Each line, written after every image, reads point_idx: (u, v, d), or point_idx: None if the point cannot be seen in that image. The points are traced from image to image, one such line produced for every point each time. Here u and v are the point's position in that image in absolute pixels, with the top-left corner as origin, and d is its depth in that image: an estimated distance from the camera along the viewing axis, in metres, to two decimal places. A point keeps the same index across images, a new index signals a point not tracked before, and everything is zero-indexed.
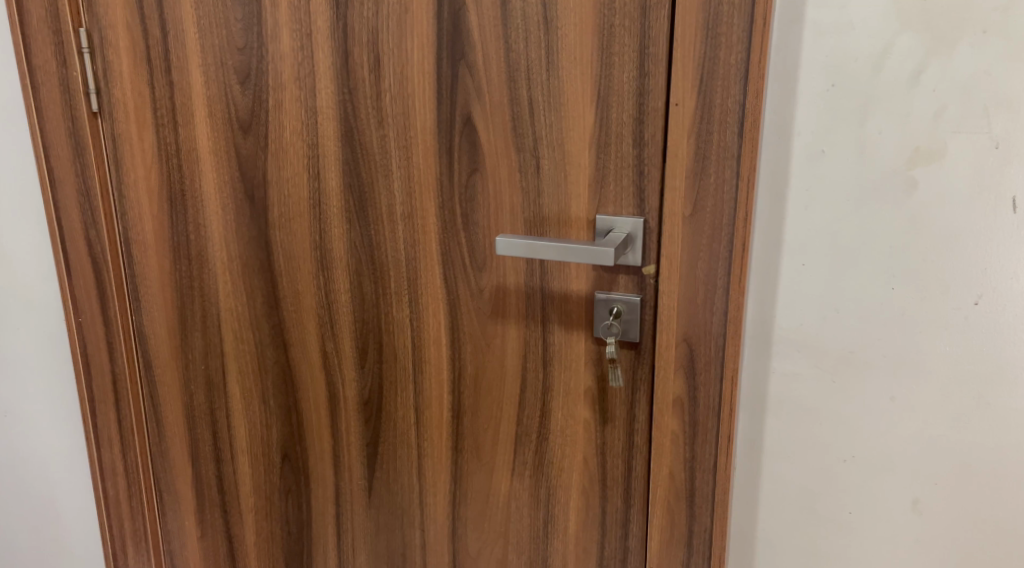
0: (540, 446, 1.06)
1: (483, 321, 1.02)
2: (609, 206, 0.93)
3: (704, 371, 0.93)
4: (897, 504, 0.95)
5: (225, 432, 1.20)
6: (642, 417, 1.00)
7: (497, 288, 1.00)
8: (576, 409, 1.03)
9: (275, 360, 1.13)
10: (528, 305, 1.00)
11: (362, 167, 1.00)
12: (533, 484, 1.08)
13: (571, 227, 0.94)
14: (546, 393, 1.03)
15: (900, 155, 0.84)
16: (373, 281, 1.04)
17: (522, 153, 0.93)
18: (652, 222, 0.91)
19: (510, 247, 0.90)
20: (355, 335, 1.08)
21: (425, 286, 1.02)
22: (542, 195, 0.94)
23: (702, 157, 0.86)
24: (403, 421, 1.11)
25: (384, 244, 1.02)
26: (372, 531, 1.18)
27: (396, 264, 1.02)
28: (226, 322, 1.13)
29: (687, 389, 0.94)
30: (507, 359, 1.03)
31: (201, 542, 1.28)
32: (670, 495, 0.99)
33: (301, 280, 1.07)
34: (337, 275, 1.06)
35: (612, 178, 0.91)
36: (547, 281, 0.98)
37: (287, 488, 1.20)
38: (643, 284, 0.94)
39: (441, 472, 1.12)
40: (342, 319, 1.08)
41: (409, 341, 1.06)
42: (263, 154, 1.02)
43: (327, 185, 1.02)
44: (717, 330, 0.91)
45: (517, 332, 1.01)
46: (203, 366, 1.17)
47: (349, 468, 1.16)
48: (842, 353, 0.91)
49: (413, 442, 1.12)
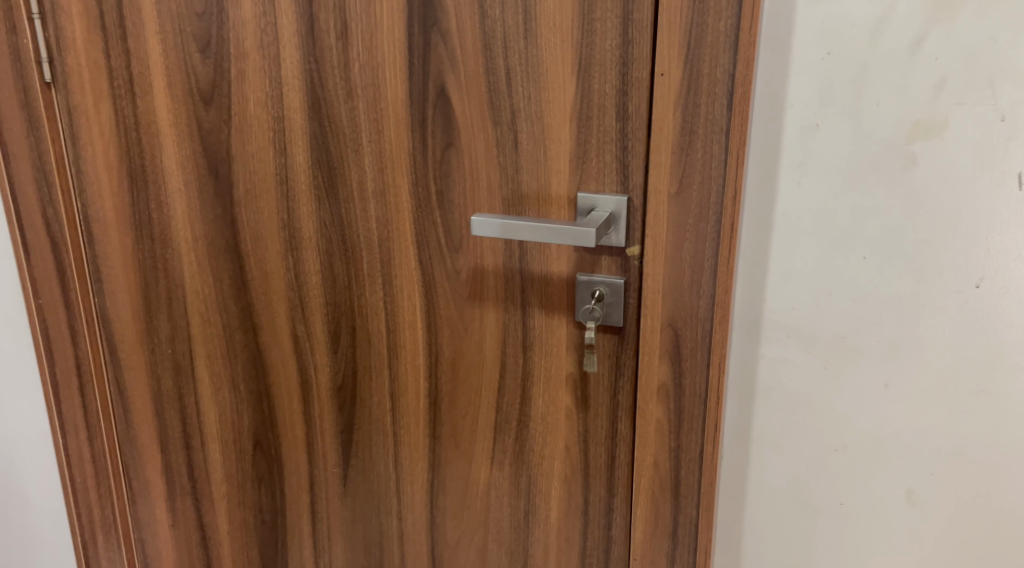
0: (521, 432, 1.03)
1: (460, 304, 0.98)
2: (591, 182, 0.87)
3: (690, 358, 0.89)
4: (890, 496, 0.91)
5: (195, 418, 1.16)
6: (626, 404, 0.97)
7: (474, 270, 0.95)
8: (557, 396, 1.00)
9: (244, 345, 1.08)
10: (506, 288, 0.95)
11: (330, 142, 0.93)
12: (513, 472, 1.06)
13: (551, 206, 0.89)
14: (526, 379, 1.00)
15: (898, 129, 0.79)
16: (345, 263, 0.99)
17: (499, 127, 0.87)
18: (636, 200, 0.86)
19: (487, 227, 0.86)
20: (328, 319, 1.03)
21: (399, 268, 0.98)
22: (521, 171, 0.89)
23: (690, 132, 0.81)
24: (379, 409, 1.08)
25: (356, 223, 0.96)
26: (347, 520, 1.18)
27: (368, 244, 0.97)
28: (192, 305, 1.08)
29: (672, 376, 0.91)
30: (485, 344, 0.99)
31: (173, 530, 1.27)
32: (654, 483, 0.97)
33: (269, 261, 1.02)
34: (306, 255, 1.00)
35: (594, 155, 0.86)
36: (526, 263, 0.94)
37: (259, 477, 1.18)
38: (627, 266, 0.90)
39: (419, 461, 1.10)
40: (313, 303, 1.03)
41: (383, 324, 1.02)
42: (226, 127, 0.96)
43: (294, 161, 0.95)
44: (704, 315, 0.86)
45: (495, 315, 0.97)
46: (170, 352, 1.12)
47: (323, 455, 1.14)
48: (834, 338, 0.87)
49: (389, 430, 1.09)
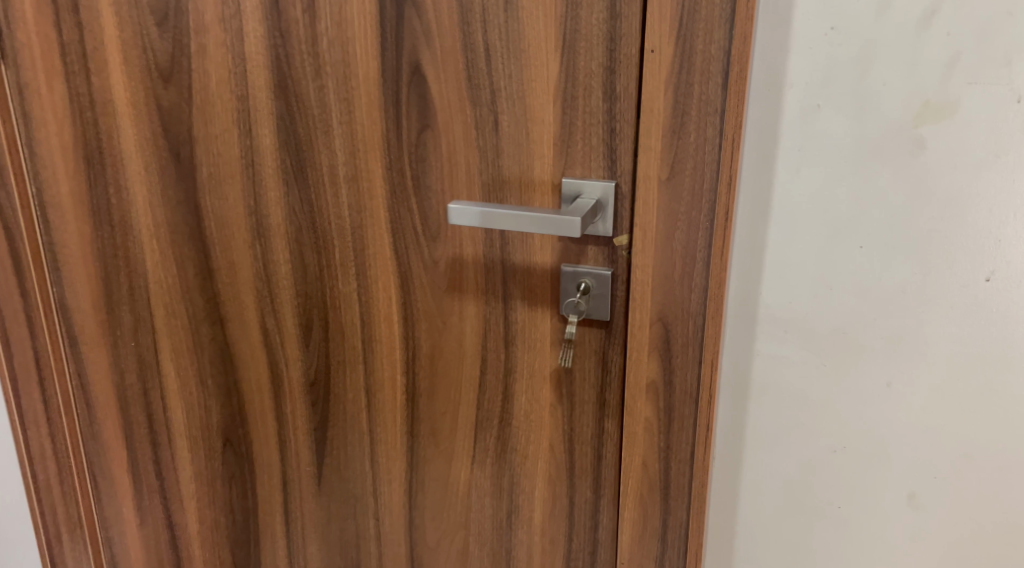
0: (502, 431, 0.98)
1: (438, 297, 0.92)
2: (576, 168, 0.82)
3: (681, 354, 0.84)
4: (890, 499, 0.86)
5: (161, 414, 1.11)
6: (613, 402, 0.92)
7: (453, 261, 0.90)
8: (541, 393, 0.94)
9: (212, 338, 1.03)
10: (487, 280, 0.90)
11: (297, 123, 0.87)
12: (495, 472, 1.01)
13: (534, 192, 0.84)
14: (508, 374, 0.95)
15: (906, 110, 0.74)
16: (316, 252, 0.93)
17: (478, 108, 0.82)
18: (624, 186, 0.81)
19: (465, 215, 0.80)
20: (299, 311, 0.98)
21: (373, 257, 0.92)
22: (501, 155, 0.83)
23: (682, 113, 0.75)
24: (354, 406, 1.02)
25: (326, 210, 0.90)
26: (322, 520, 1.12)
27: (341, 233, 0.91)
28: (156, 296, 1.02)
29: (662, 373, 0.85)
30: (465, 338, 0.94)
31: (141, 529, 1.21)
32: (642, 485, 0.92)
33: (236, 250, 0.96)
34: (274, 243, 0.94)
35: (580, 138, 0.81)
36: (507, 253, 0.88)
37: (230, 475, 1.13)
38: (615, 257, 0.84)
39: (396, 460, 1.05)
40: (283, 294, 0.97)
41: (357, 316, 0.96)
42: (188, 106, 0.90)
43: (260, 143, 0.89)
44: (696, 309, 0.81)
45: (476, 308, 0.92)
46: (134, 345, 1.06)
47: (296, 454, 1.08)
48: (834, 334, 0.82)
49: (365, 427, 1.04)
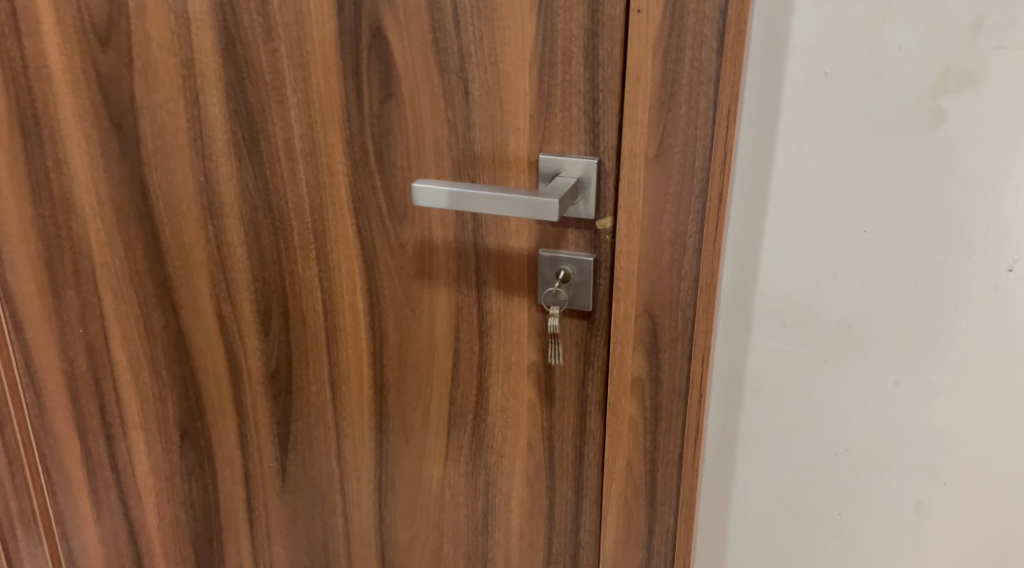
0: (477, 427, 0.90)
1: (406, 284, 0.84)
2: (555, 142, 0.74)
3: (669, 349, 0.76)
4: (895, 506, 0.79)
5: (114, 405, 1.03)
6: (596, 399, 0.84)
7: (421, 244, 0.82)
8: (519, 388, 0.86)
9: (164, 324, 0.95)
10: (458, 265, 0.82)
11: (248, 91, 0.79)
12: (470, 470, 0.93)
13: (509, 169, 0.76)
14: (482, 368, 0.87)
15: (924, 79, 0.66)
16: (273, 233, 0.86)
17: (445, 75, 0.74)
18: (608, 163, 0.73)
19: (436, 197, 0.73)
20: (256, 297, 0.90)
21: (335, 239, 0.84)
22: (473, 128, 0.75)
23: (672, 82, 0.67)
24: (318, 399, 0.95)
25: (283, 187, 0.83)
26: (288, 518, 1.05)
27: (299, 212, 0.84)
28: (103, 279, 0.94)
29: (648, 370, 0.78)
30: (436, 328, 0.86)
31: (99, 525, 1.14)
32: (627, 488, 0.84)
33: (187, 230, 0.88)
34: (227, 223, 0.86)
35: (559, 109, 0.72)
36: (480, 236, 0.80)
37: (189, 470, 1.05)
38: (598, 241, 0.76)
39: (364, 456, 0.97)
40: (239, 279, 0.89)
41: (319, 303, 0.88)
42: (129, 72, 0.81)
43: (208, 113, 0.81)
44: (686, 300, 0.73)
45: (447, 296, 0.84)
46: (82, 331, 0.99)
47: (258, 449, 1.01)
48: (837, 328, 0.74)
49: (331, 422, 0.96)
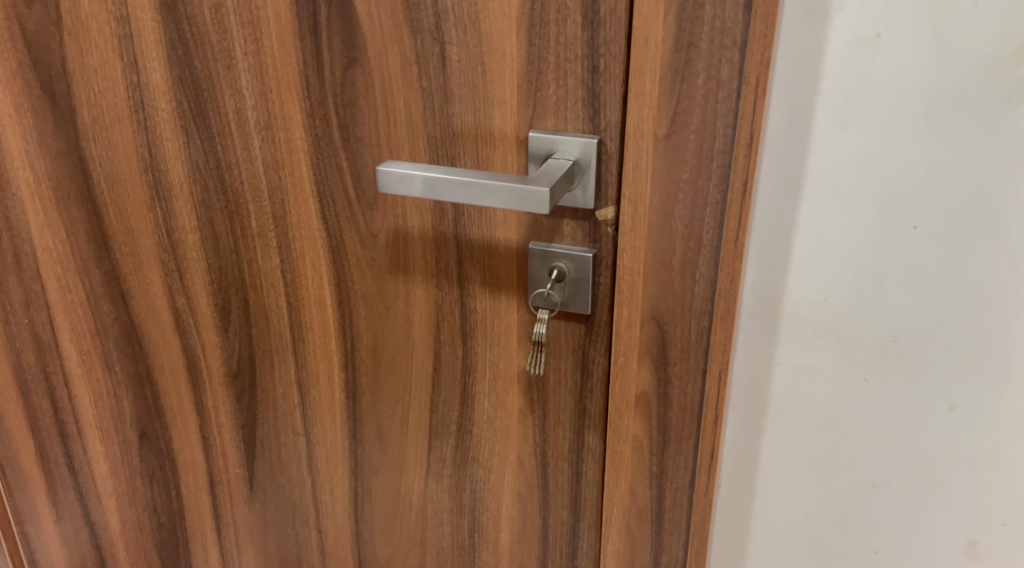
0: (462, 438, 0.78)
1: (379, 279, 0.73)
2: (548, 117, 0.62)
3: (680, 363, 0.64)
4: (944, 547, 0.67)
5: (67, 402, 0.93)
6: (596, 413, 0.71)
7: (395, 234, 0.71)
8: (508, 398, 0.74)
9: (115, 316, 0.85)
10: (438, 258, 0.71)
11: (192, 54, 0.69)
12: (454, 485, 0.81)
13: (495, 148, 0.64)
14: (466, 374, 0.75)
15: (1004, 43, 0.53)
16: (228, 218, 0.75)
17: (418, 36, 0.62)
18: (611, 144, 0.61)
19: (409, 182, 0.61)
20: (213, 288, 0.80)
21: (297, 227, 0.74)
22: (451, 99, 0.64)
23: (688, 44, 0.55)
24: (285, 402, 0.83)
25: (236, 166, 0.72)
26: (257, 527, 0.93)
27: (255, 195, 0.73)
28: (45, 266, 0.84)
29: (655, 385, 0.65)
30: (414, 329, 0.75)
31: (58, 526, 1.04)
32: (630, 515, 0.72)
33: (133, 213, 0.78)
34: (178, 207, 0.77)
35: (552, 77, 0.61)
36: (462, 226, 0.69)
37: (150, 472, 0.94)
38: (598, 235, 0.65)
39: (337, 465, 0.85)
40: (193, 269, 0.79)
41: (283, 298, 0.78)
42: (57, 30, 0.71)
43: (149, 80, 0.71)
44: (701, 307, 0.62)
45: (425, 293, 0.73)
46: (28, 321, 0.89)
47: (222, 453, 0.90)
48: (881, 342, 0.62)
49: (299, 427, 0.84)
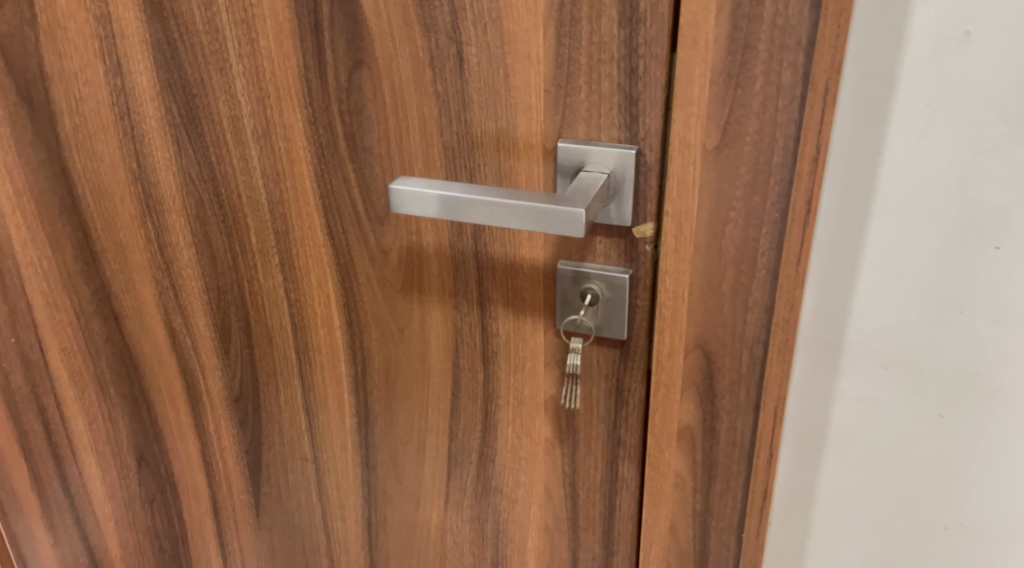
0: (484, 467, 0.72)
1: (391, 298, 0.67)
2: (579, 126, 0.56)
3: (729, 396, 0.57)
4: None
5: (59, 424, 0.88)
6: (631, 444, 0.65)
7: (408, 251, 0.64)
8: (534, 426, 0.68)
9: (106, 336, 0.79)
10: (456, 278, 0.64)
11: (178, 55, 0.63)
12: (476, 515, 0.74)
13: (519, 159, 0.58)
14: (488, 401, 0.68)
15: None
16: (226, 234, 0.69)
17: (432, 36, 0.56)
18: (650, 155, 0.55)
19: (426, 203, 0.55)
20: (211, 308, 0.74)
21: (301, 242, 0.67)
22: (470, 105, 0.57)
23: (744, 43, 0.48)
24: (291, 427, 0.77)
25: (232, 178, 0.67)
26: (265, 555, 0.87)
27: (254, 208, 0.67)
28: (30, 283, 0.78)
29: (701, 419, 0.59)
30: (430, 352, 0.68)
31: (55, 549, 0.98)
32: (669, 555, 0.65)
33: (123, 227, 0.73)
34: (170, 221, 0.71)
35: (584, 82, 0.54)
36: (482, 244, 0.62)
37: (150, 497, 0.89)
38: (635, 254, 0.58)
39: (349, 492, 0.78)
40: (189, 287, 0.74)
41: (287, 319, 0.72)
42: (32, 31, 0.66)
43: (133, 84, 0.65)
44: (754, 336, 0.55)
45: (442, 316, 0.66)
46: (14, 340, 0.83)
47: (226, 478, 0.83)
48: (961, 376, 0.55)
49: (307, 453, 0.78)
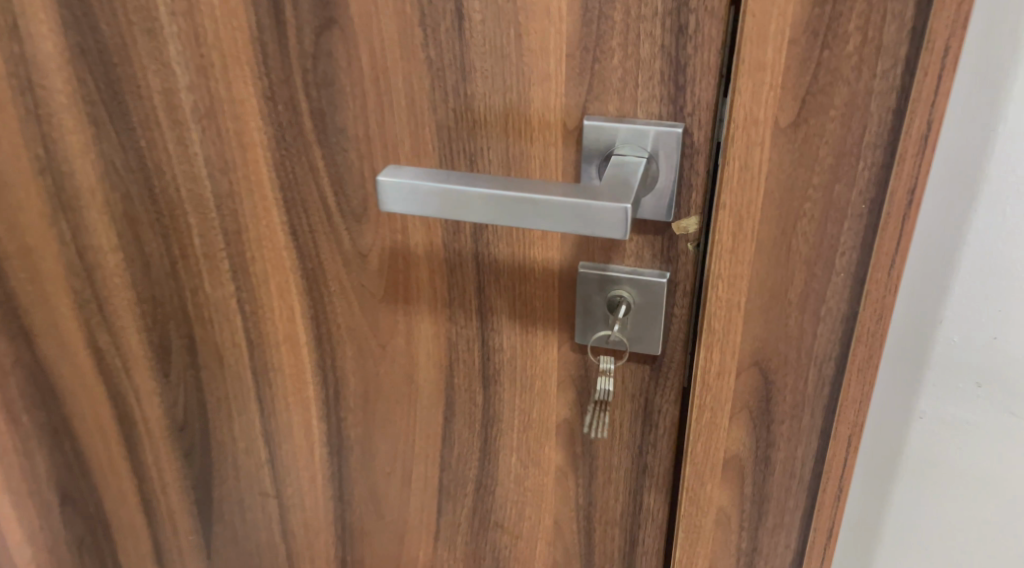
0: (482, 500, 0.61)
1: (370, 310, 0.56)
2: (609, 99, 0.45)
3: (790, 421, 0.48)
4: None
5: None
6: (659, 471, 0.56)
7: (392, 253, 0.53)
8: (543, 454, 0.58)
9: (16, 358, 0.66)
10: (451, 284, 0.53)
11: (90, 13, 0.50)
12: (471, 554, 0.64)
13: (533, 140, 0.47)
14: (488, 425, 0.58)
15: None
16: (161, 235, 0.57)
17: None
18: (698, 135, 0.45)
19: (425, 198, 0.44)
20: (146, 323, 0.61)
21: (257, 244, 0.56)
22: (471, 75, 0.46)
23: None
24: (248, 458, 0.65)
25: (167, 167, 0.54)
26: None
27: (197, 204, 0.55)
28: None
29: (753, 448, 0.50)
30: (417, 370, 0.57)
31: None
32: None
33: (31, 228, 0.60)
34: (92, 220, 0.58)
35: (617, 44, 0.44)
36: (485, 244, 0.51)
37: (78, 539, 0.76)
38: (673, 254, 0.48)
39: (319, 530, 0.67)
40: (116, 299, 0.61)
41: (241, 334, 0.60)
42: None
43: (37, 52, 0.52)
44: (825, 351, 0.45)
45: (433, 329, 0.55)
46: None
47: (170, 516, 0.71)
48: None
49: (268, 486, 0.66)
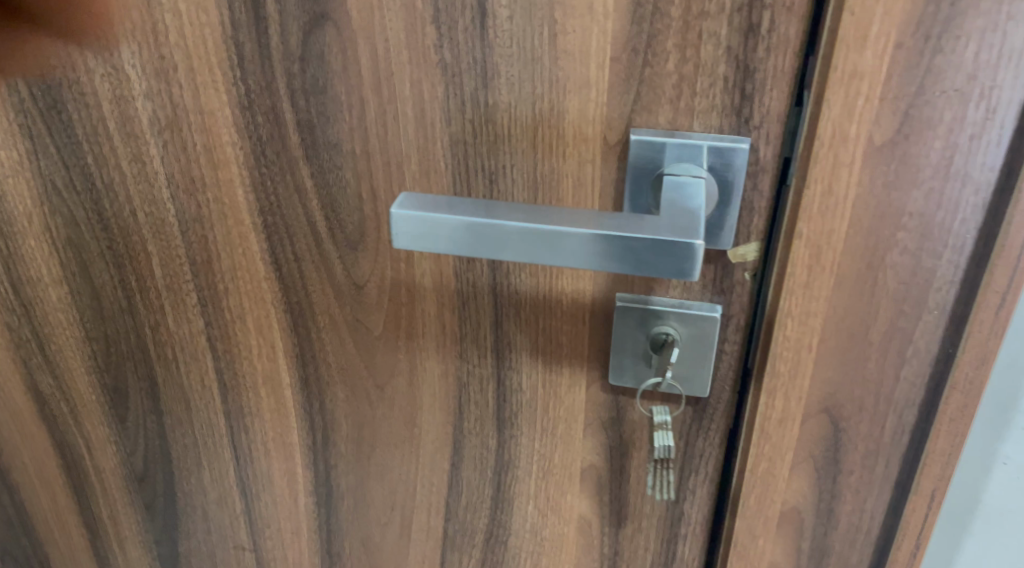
0: (492, 554, 0.54)
1: (366, 348, 0.48)
2: (660, 111, 0.38)
3: (861, 471, 0.42)
4: None
5: None
6: (699, 520, 0.49)
7: (393, 285, 0.45)
8: (564, 504, 0.51)
9: None
10: (463, 318, 0.46)
11: (30, 3, 0.43)
12: None
13: (565, 157, 0.40)
14: (501, 473, 0.51)
15: None
16: (114, 265, 0.49)
17: None
18: (767, 150, 0.38)
19: (445, 233, 0.37)
20: (96, 365, 0.53)
21: (230, 276, 0.47)
22: (495, 82, 0.39)
23: None
24: (221, 509, 0.58)
25: (121, 187, 0.46)
26: None
27: (158, 229, 0.47)
28: None
29: (816, 500, 0.44)
30: (419, 414, 0.50)
31: None
32: None
33: None
34: (30, 247, 0.50)
35: (672, 47, 0.37)
36: (505, 274, 0.44)
37: None
38: (727, 285, 0.41)
39: None
40: (61, 337, 0.53)
41: (212, 376, 0.52)
42: None
43: None
44: (909, 396, 0.40)
45: (440, 368, 0.48)
46: None
47: None
48: None
49: (244, 539, 0.59)
